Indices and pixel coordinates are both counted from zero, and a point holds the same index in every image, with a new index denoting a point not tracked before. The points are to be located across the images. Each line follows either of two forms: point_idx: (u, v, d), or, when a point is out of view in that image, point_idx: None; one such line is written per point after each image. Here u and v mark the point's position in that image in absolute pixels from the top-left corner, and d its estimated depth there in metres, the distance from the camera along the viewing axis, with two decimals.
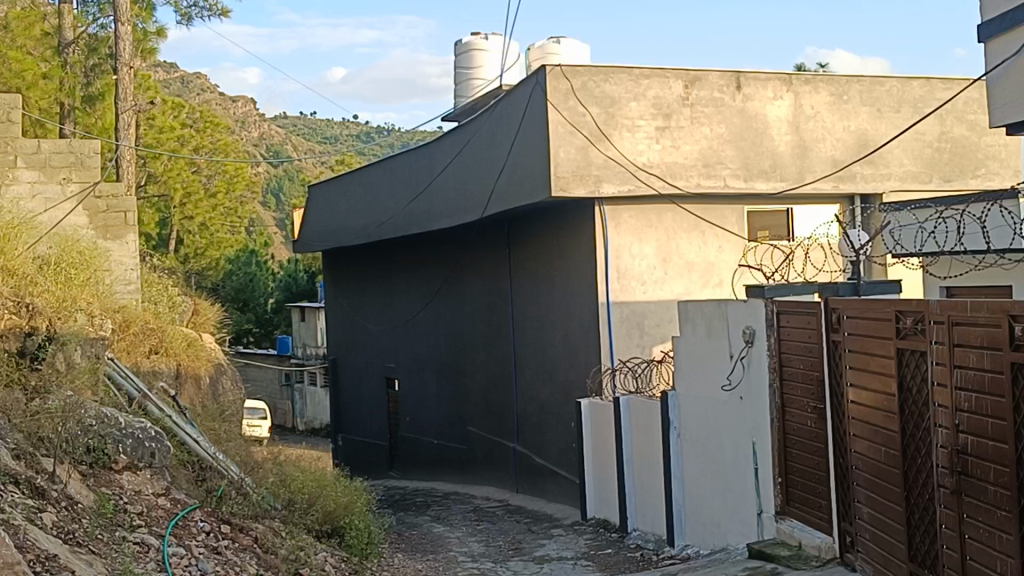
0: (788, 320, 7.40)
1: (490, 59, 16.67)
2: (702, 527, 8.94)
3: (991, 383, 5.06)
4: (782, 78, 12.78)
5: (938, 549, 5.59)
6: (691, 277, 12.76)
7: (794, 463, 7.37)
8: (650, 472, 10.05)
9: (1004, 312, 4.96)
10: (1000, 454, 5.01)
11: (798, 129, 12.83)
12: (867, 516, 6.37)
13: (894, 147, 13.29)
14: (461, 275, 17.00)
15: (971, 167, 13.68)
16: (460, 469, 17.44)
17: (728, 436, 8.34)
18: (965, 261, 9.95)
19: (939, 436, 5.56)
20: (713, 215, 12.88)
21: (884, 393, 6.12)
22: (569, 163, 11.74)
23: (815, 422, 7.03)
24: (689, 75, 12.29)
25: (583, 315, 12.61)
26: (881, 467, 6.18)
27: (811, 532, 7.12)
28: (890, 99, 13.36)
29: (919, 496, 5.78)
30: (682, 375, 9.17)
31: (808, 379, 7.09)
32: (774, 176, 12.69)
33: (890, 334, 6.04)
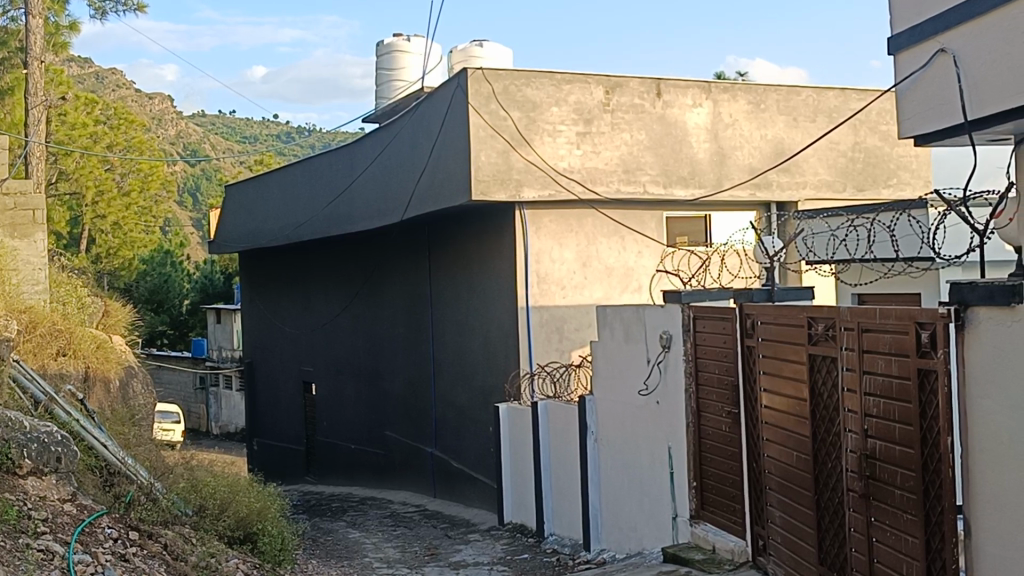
0: (703, 326, 7.46)
1: (413, 61, 16.59)
2: (618, 530, 8.97)
3: (899, 390, 5.17)
4: (702, 86, 12.93)
5: (847, 553, 5.68)
6: (610, 282, 12.84)
7: (708, 467, 7.43)
8: (567, 476, 10.06)
9: (912, 319, 5.08)
10: (907, 458, 5.12)
11: (716, 136, 13.00)
12: (779, 519, 6.44)
13: (810, 156, 13.52)
14: (380, 277, 16.86)
15: (883, 176, 13.99)
16: (377, 474, 17.32)
17: (645, 439, 8.38)
18: (875, 269, 10.13)
19: (848, 441, 5.64)
20: (633, 221, 12.96)
21: (796, 398, 6.18)
22: (489, 166, 11.72)
23: (729, 427, 7.10)
24: (610, 81, 12.36)
25: (502, 320, 12.60)
26: (793, 471, 6.25)
27: (725, 536, 7.19)
28: (806, 109, 13.61)
29: (829, 500, 5.87)
30: (600, 381, 9.20)
31: (723, 384, 7.17)
32: (693, 183, 12.86)
33: (802, 340, 6.12)
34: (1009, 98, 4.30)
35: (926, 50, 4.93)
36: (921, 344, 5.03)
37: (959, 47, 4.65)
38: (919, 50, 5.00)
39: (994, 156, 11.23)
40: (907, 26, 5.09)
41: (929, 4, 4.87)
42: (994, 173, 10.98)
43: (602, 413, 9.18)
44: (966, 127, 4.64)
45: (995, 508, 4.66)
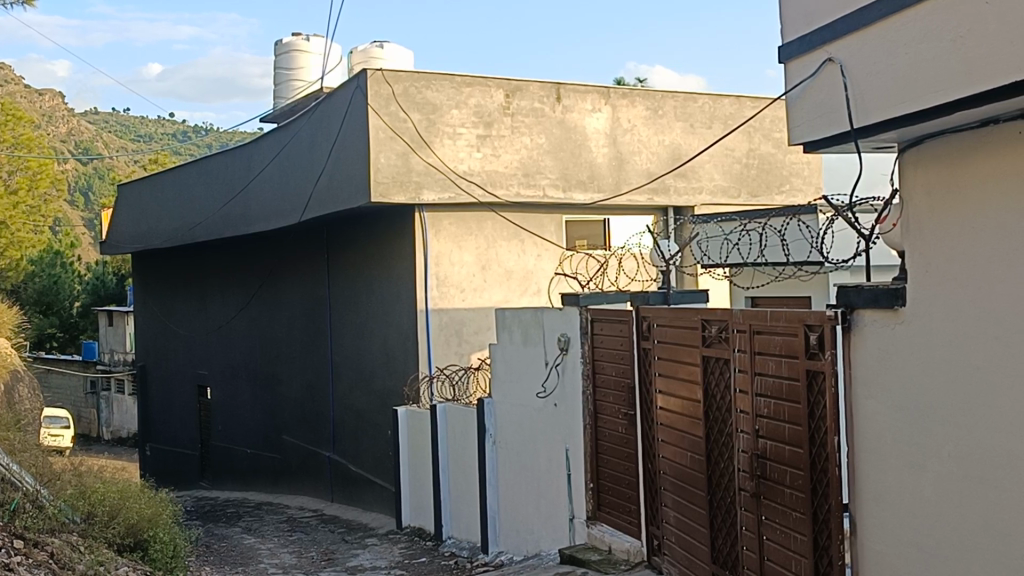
0: (601, 328, 7.53)
1: (312, 61, 16.45)
2: (516, 533, 9.00)
3: (788, 390, 5.31)
4: (601, 91, 13.08)
5: (738, 551, 5.79)
6: (509, 285, 12.88)
7: (605, 469, 7.50)
8: (465, 478, 10.05)
9: (800, 322, 5.22)
10: (796, 458, 5.25)
11: (615, 141, 13.15)
12: (674, 520, 6.53)
13: (706, 162, 13.79)
14: (278, 279, 16.65)
15: (777, 183, 14.39)
16: (274, 479, 17.10)
17: (542, 441, 8.42)
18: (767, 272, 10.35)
19: (740, 441, 5.75)
20: (532, 224, 13.03)
21: (690, 400, 6.28)
22: (389, 168, 11.65)
23: (625, 429, 7.17)
24: (510, 85, 12.40)
25: (401, 323, 12.54)
26: (687, 472, 6.34)
27: (620, 536, 7.27)
28: (703, 115, 13.88)
29: (721, 499, 5.98)
30: (498, 383, 9.22)
31: (620, 386, 7.24)
32: (592, 187, 13.00)
33: (696, 342, 6.22)
34: (892, 107, 4.43)
35: (815, 59, 5.04)
36: (809, 345, 5.18)
37: (845, 57, 4.78)
38: (807, 60, 5.12)
39: (880, 164, 11.60)
40: (796, 34, 5.20)
41: (818, 14, 4.98)
42: (879, 181, 11.34)
43: (500, 415, 9.21)
44: (853, 135, 4.77)
45: (878, 506, 4.82)
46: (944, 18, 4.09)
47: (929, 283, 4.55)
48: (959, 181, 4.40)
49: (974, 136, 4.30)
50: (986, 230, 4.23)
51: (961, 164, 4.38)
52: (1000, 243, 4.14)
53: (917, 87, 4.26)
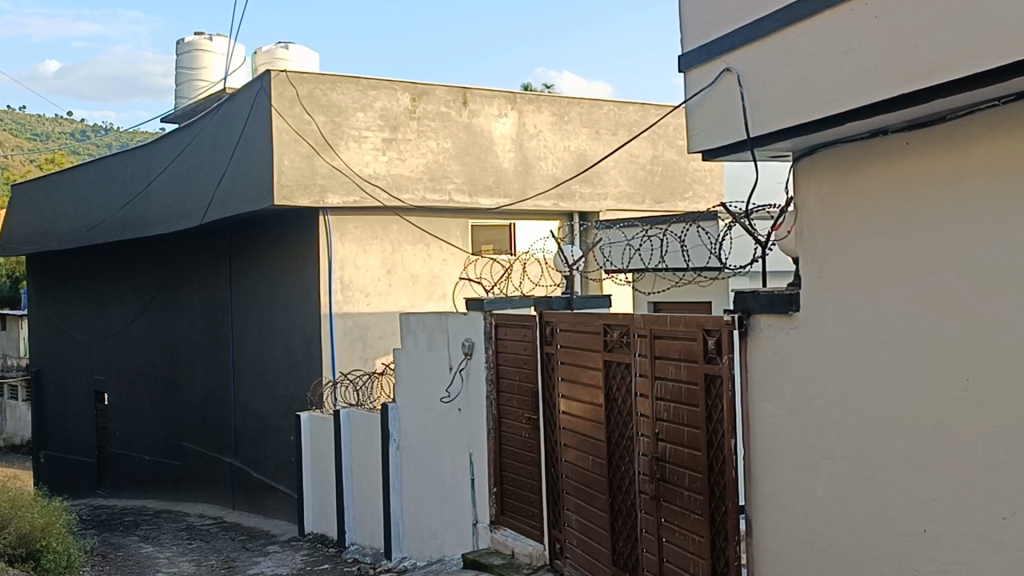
0: (505, 333, 7.54)
1: (215, 61, 16.24)
2: (419, 538, 8.97)
3: (687, 394, 5.39)
4: (508, 96, 13.13)
5: (638, 553, 5.85)
6: (414, 289, 12.84)
7: (508, 473, 7.52)
8: (369, 484, 9.98)
9: (699, 326, 5.30)
10: (695, 460, 5.34)
11: (521, 146, 13.24)
12: (576, 523, 6.57)
13: (611, 168, 13.97)
14: (178, 283, 16.37)
15: (680, 189, 14.63)
16: (173, 486, 16.79)
17: (446, 446, 8.41)
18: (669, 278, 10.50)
19: (640, 444, 5.81)
20: (437, 228, 13.03)
21: (592, 404, 6.33)
22: (292, 171, 11.52)
23: (528, 433, 7.20)
24: (416, 89, 12.37)
25: (304, 327, 12.42)
26: (589, 475, 6.39)
27: (523, 540, 7.29)
28: (608, 122, 14.07)
29: (622, 502, 6.03)
30: (402, 388, 9.18)
31: (523, 391, 7.27)
32: (498, 192, 13.05)
33: (598, 346, 6.27)
34: (788, 116, 4.52)
35: (713, 68, 5.13)
36: (707, 349, 5.26)
37: (743, 68, 4.86)
38: (706, 69, 5.20)
39: (777, 172, 11.86)
40: (695, 44, 5.28)
41: (717, 24, 5.07)
42: (776, 188, 11.59)
43: (404, 420, 9.17)
44: (749, 144, 4.86)
45: (773, 507, 4.92)
46: (836, 31, 4.20)
47: (823, 289, 4.65)
48: (851, 190, 4.51)
49: (865, 146, 4.41)
50: (876, 238, 4.34)
51: (854, 174, 4.49)
52: (889, 249, 4.26)
53: (811, 98, 4.37)
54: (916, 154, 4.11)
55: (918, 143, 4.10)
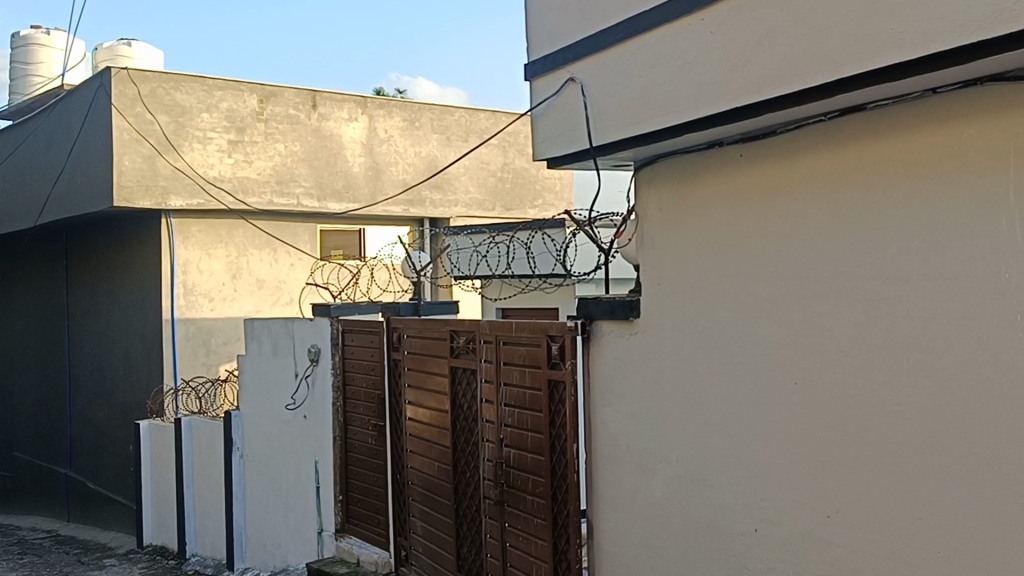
0: (351, 339, 7.47)
1: (54, 57, 15.64)
2: (263, 548, 8.82)
3: (531, 399, 5.45)
4: (357, 101, 13.20)
5: (483, 559, 5.88)
6: (261, 294, 12.62)
7: (354, 480, 7.45)
8: (211, 493, 9.75)
9: (543, 332, 5.36)
10: (537, 465, 5.39)
11: (371, 151, 13.32)
12: (421, 530, 6.56)
13: (461, 175, 14.22)
14: (10, 287, 15.69)
15: (530, 197, 15.03)
16: (3, 500, 16.06)
17: (291, 454, 8.28)
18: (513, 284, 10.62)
19: (484, 450, 5.83)
20: (285, 233, 12.91)
21: (438, 410, 6.33)
22: (133, 172, 11.16)
23: (374, 440, 7.14)
24: (264, 91, 12.25)
25: (145, 333, 12.05)
26: (434, 481, 6.39)
27: (368, 547, 7.23)
28: (458, 129, 14.33)
29: (467, 508, 6.05)
30: (246, 396, 8.99)
31: (369, 397, 7.21)
32: (347, 197, 13.07)
33: (444, 352, 6.27)
34: (628, 127, 4.61)
35: (557, 78, 5.19)
36: (551, 355, 5.33)
37: (585, 78, 4.94)
38: (550, 78, 5.26)
39: (619, 184, 12.05)
40: (540, 54, 5.33)
41: (561, 35, 5.14)
42: (618, 198, 11.78)
43: (247, 428, 8.99)
44: (592, 153, 4.94)
45: (613, 510, 5.02)
46: (674, 45, 4.31)
47: (661, 295, 4.77)
48: (688, 200, 4.63)
49: (701, 157, 4.54)
50: (711, 246, 4.47)
51: (692, 184, 4.61)
52: (723, 258, 4.40)
53: (650, 110, 4.47)
54: (750, 165, 4.25)
55: (751, 155, 4.24)
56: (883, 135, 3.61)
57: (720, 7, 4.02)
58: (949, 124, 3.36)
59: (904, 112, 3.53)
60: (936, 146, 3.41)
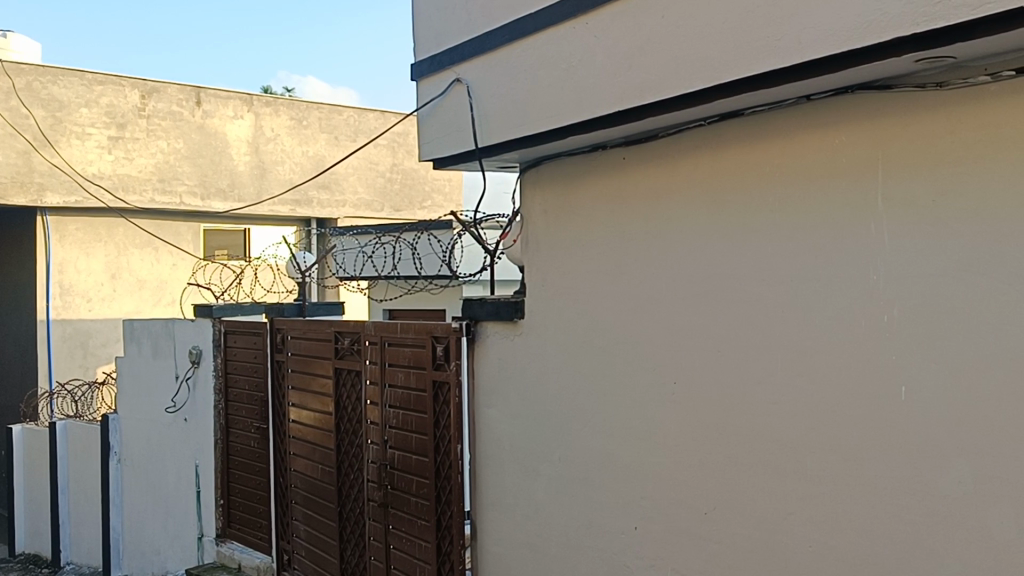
0: (234, 340, 7.34)
1: None
2: (141, 554, 8.60)
3: (415, 401, 5.42)
4: (243, 98, 13.24)
5: (366, 561, 5.83)
6: (141, 295, 12.36)
7: (235, 484, 7.33)
8: (87, 499, 9.47)
9: (428, 333, 5.34)
10: (422, 466, 5.37)
11: (257, 150, 13.45)
12: (304, 533, 6.48)
13: (349, 175, 14.60)
14: None
15: (418, 199, 15.59)
16: None
17: (171, 459, 8.09)
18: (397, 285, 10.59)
19: (369, 452, 5.79)
20: (167, 231, 12.77)
21: (322, 412, 6.26)
22: (7, 167, 10.82)
23: (257, 443, 7.03)
24: (145, 86, 12.10)
25: (19, 334, 11.63)
26: (317, 484, 6.32)
27: (250, 552, 7.11)
28: (346, 129, 14.63)
29: (350, 511, 5.99)
30: (124, 399, 8.76)
31: (252, 399, 7.09)
32: (232, 196, 13.13)
33: (328, 353, 6.20)
34: (513, 128, 4.62)
35: (443, 79, 5.17)
36: (436, 356, 5.31)
37: (473, 79, 4.93)
38: (436, 78, 5.24)
39: (503, 185, 12.11)
40: (426, 54, 5.32)
41: (448, 35, 5.12)
42: (503, 199, 11.84)
43: (126, 432, 8.75)
44: (478, 154, 4.94)
45: (497, 510, 5.04)
46: (559, 48, 4.33)
47: (545, 297, 4.79)
48: (572, 201, 4.67)
49: (585, 160, 4.59)
50: (593, 248, 4.52)
51: (576, 187, 4.65)
52: (605, 259, 4.45)
53: (535, 111, 4.49)
54: (632, 168, 4.30)
55: (633, 158, 4.30)
56: (759, 140, 3.69)
57: (604, 12, 4.06)
58: (823, 129, 3.46)
59: (780, 118, 3.62)
60: (809, 152, 3.50)
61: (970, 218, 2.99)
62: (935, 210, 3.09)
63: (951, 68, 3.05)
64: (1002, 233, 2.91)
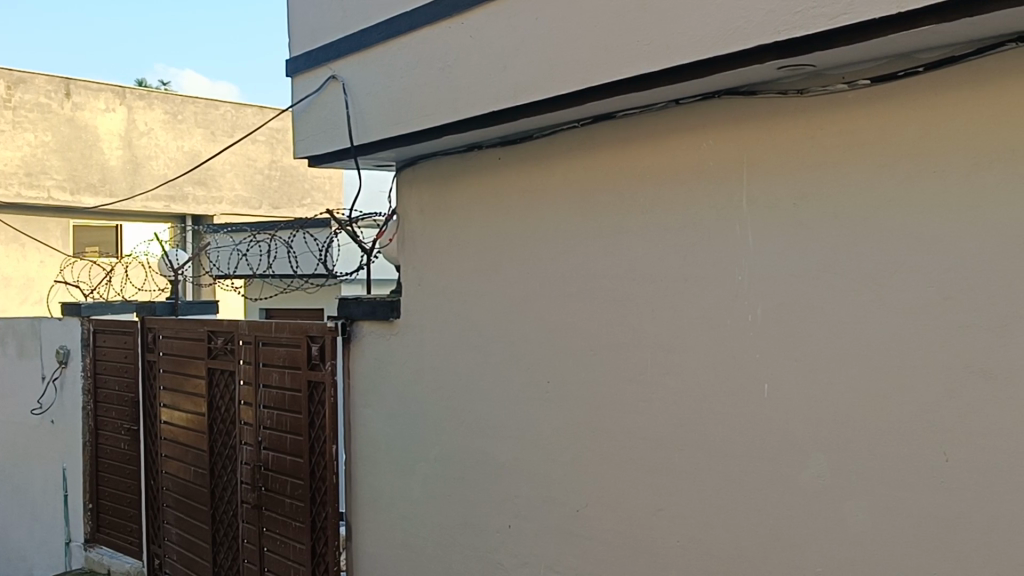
0: (104, 340, 7.14)
1: None
2: (5, 562, 8.30)
3: (290, 401, 5.37)
4: (115, 91, 13.16)
5: (239, 564, 5.75)
6: (7, 292, 12.10)
7: (105, 487, 7.14)
8: None
9: (303, 332, 5.29)
10: (296, 468, 5.31)
11: (130, 144, 13.42)
12: (176, 537, 6.35)
13: (227, 171, 14.65)
14: None
15: (298, 196, 15.88)
16: None
17: (37, 462, 7.82)
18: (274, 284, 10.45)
19: (242, 453, 5.70)
20: (35, 227, 12.57)
21: (194, 413, 6.14)
22: None
23: (127, 445, 6.86)
24: (12, 77, 11.92)
25: None
26: (189, 487, 6.20)
27: (120, 557, 6.94)
28: (223, 123, 14.75)
29: (223, 513, 5.89)
30: None
31: (122, 400, 6.92)
32: (103, 190, 13.08)
33: (201, 353, 6.09)
34: (388, 127, 4.60)
35: (318, 76, 5.13)
36: (311, 356, 5.26)
37: (348, 76, 4.90)
38: (312, 75, 5.19)
39: (380, 183, 12.02)
40: (301, 51, 5.26)
41: (322, 31, 5.09)
42: (379, 197, 11.73)
43: None
44: (353, 152, 4.91)
45: (372, 510, 5.02)
46: (433, 47, 4.33)
47: (421, 295, 4.79)
48: (447, 201, 4.68)
49: (460, 160, 4.61)
50: (469, 247, 4.53)
51: (451, 187, 4.66)
52: (480, 258, 4.47)
53: (411, 110, 4.47)
54: (507, 169, 4.33)
55: (508, 159, 4.33)
56: (630, 143, 3.76)
57: (480, 11, 4.07)
58: (692, 133, 3.53)
59: (651, 122, 3.68)
60: (678, 155, 3.57)
61: (829, 222, 3.09)
62: (797, 213, 3.19)
63: (811, 75, 3.15)
64: (857, 236, 3.02)
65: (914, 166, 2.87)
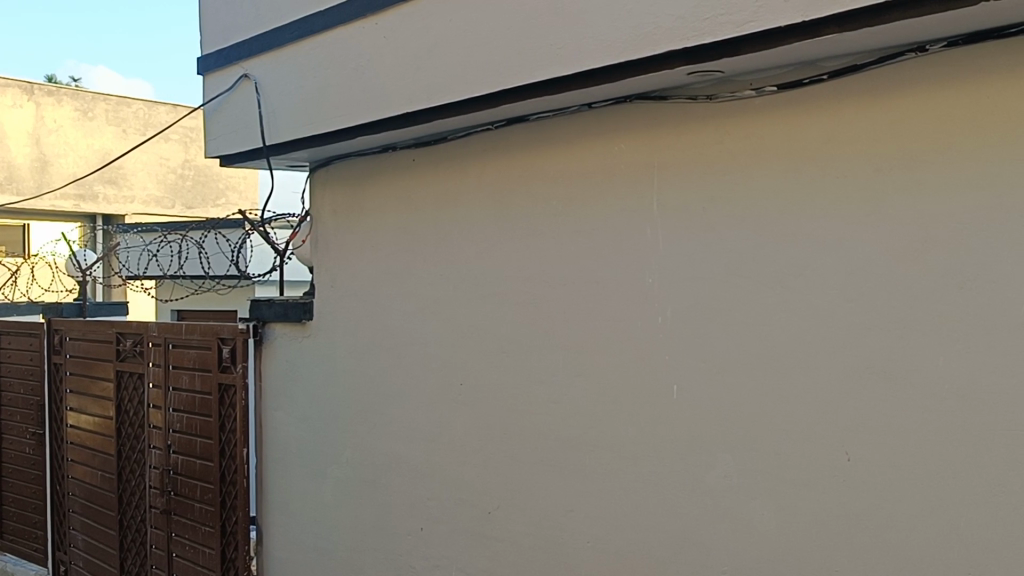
0: (9, 341, 6.95)
1: None
2: None
3: (200, 404, 5.28)
4: (22, 87, 12.88)
5: (147, 570, 5.64)
6: None
7: (9, 493, 6.96)
8: None
9: (214, 334, 5.20)
10: (206, 471, 5.23)
11: (38, 142, 13.15)
12: (82, 543, 6.22)
13: (139, 170, 14.41)
14: None
15: (212, 196, 15.69)
16: None
17: None
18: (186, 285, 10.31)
19: (151, 457, 5.59)
20: None
21: (102, 416, 6.01)
22: None
23: (33, 449, 6.69)
24: None
25: None
26: (97, 492, 6.07)
27: (24, 564, 6.77)
28: (135, 121, 14.56)
29: (131, 519, 5.78)
30: None
31: (27, 403, 6.74)
32: (9, 188, 12.79)
33: (109, 355, 5.96)
34: (300, 127, 4.56)
35: (230, 74, 5.06)
36: (221, 358, 5.17)
37: (260, 75, 4.84)
38: (224, 74, 5.12)
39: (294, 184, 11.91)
40: (212, 49, 5.19)
41: (234, 28, 5.03)
42: (292, 199, 11.62)
43: None
44: (266, 152, 4.86)
45: (284, 513, 4.97)
46: (346, 47, 4.31)
47: (334, 297, 4.75)
48: (360, 203, 4.66)
49: (374, 161, 4.58)
50: (382, 249, 4.51)
51: (365, 187, 4.64)
52: (394, 260, 4.45)
53: (324, 111, 4.44)
54: (421, 170, 4.32)
55: (422, 160, 4.32)
56: (543, 146, 3.77)
57: (393, 12, 4.05)
58: (604, 137, 3.56)
59: (564, 125, 3.70)
60: (591, 159, 3.60)
61: (737, 226, 3.14)
62: (705, 217, 3.23)
63: (719, 81, 3.19)
64: (763, 240, 3.07)
65: (818, 171, 2.93)
